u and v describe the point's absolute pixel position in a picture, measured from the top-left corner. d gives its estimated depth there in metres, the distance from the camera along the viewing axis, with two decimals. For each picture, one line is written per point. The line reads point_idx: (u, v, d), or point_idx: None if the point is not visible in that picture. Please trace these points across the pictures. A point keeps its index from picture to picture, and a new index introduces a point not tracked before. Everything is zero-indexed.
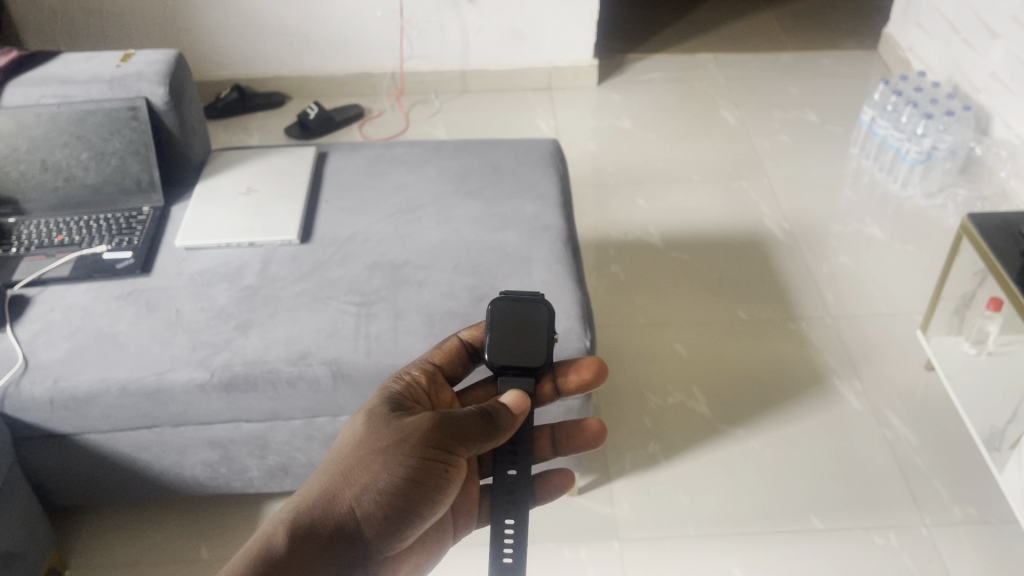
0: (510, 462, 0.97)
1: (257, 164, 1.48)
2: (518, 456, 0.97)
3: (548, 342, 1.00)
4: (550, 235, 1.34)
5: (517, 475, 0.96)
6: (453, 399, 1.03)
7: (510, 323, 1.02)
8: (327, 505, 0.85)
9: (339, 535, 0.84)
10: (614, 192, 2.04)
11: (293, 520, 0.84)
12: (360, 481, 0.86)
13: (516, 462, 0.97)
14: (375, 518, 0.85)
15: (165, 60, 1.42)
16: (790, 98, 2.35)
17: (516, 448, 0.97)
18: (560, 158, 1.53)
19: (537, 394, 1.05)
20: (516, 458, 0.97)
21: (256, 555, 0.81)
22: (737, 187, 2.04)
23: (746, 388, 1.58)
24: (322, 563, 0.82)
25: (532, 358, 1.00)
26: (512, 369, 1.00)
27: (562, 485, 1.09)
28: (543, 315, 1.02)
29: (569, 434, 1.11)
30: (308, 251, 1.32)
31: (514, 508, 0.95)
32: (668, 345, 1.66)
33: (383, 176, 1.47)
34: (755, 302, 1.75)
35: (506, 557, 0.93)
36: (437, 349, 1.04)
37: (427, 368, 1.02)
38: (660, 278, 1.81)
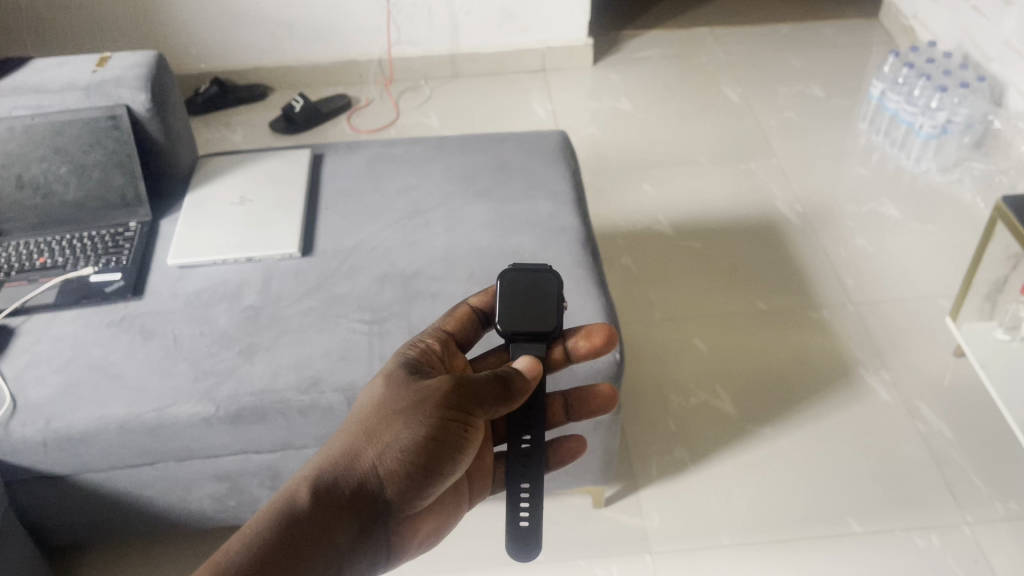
0: (523, 429, 0.95)
1: (249, 170, 1.39)
2: (532, 426, 0.95)
3: (557, 309, 0.99)
4: (567, 237, 1.26)
5: (532, 445, 0.94)
6: (467, 366, 1.01)
7: (519, 291, 1.00)
8: (349, 465, 0.84)
9: (361, 495, 0.83)
10: (619, 178, 1.96)
11: (315, 479, 0.83)
12: (381, 440, 0.85)
13: (530, 429, 0.95)
14: (396, 477, 0.84)
15: (144, 63, 1.32)
16: (793, 71, 2.27)
17: (529, 418, 0.95)
18: (570, 151, 1.44)
19: (548, 358, 1.01)
20: (530, 427, 0.95)
21: (281, 509, 0.80)
22: (746, 169, 1.97)
23: (773, 382, 1.52)
24: (345, 521, 0.82)
25: (541, 323, 0.98)
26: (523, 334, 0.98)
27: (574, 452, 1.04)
28: (551, 283, 1.01)
29: (582, 399, 1.04)
30: (312, 264, 1.24)
31: (529, 471, 0.93)
32: (688, 340, 1.60)
33: (386, 177, 1.38)
34: (773, 289, 1.68)
35: (523, 520, 0.92)
36: (451, 315, 1.01)
37: (441, 335, 0.99)
38: (673, 270, 1.73)
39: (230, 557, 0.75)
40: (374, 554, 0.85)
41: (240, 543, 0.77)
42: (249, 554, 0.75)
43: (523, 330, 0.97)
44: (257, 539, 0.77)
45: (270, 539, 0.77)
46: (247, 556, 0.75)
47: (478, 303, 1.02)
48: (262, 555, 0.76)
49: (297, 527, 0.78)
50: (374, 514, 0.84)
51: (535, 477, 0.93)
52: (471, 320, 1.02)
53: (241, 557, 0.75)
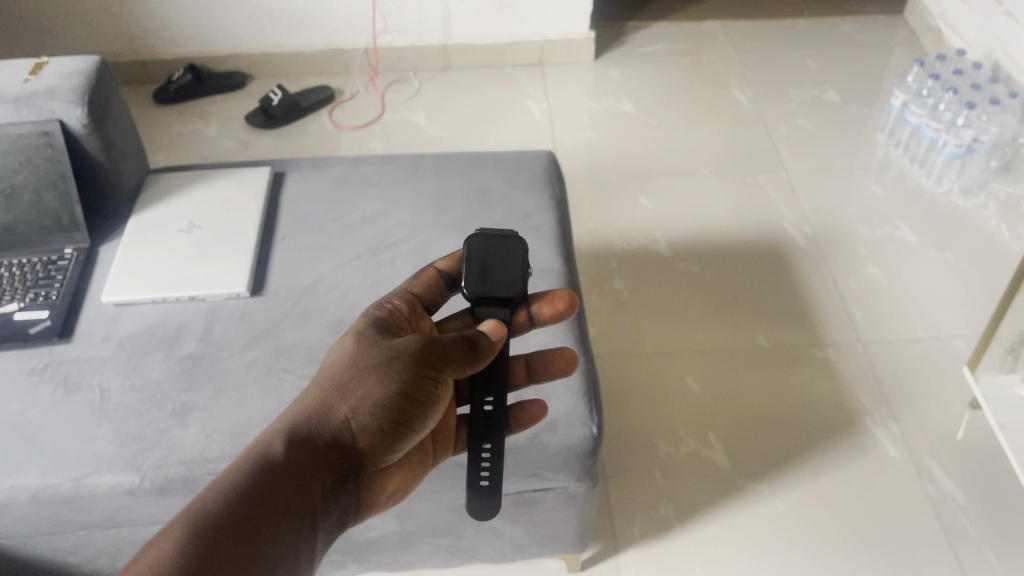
0: (485, 391, 0.90)
1: (202, 191, 1.26)
2: (494, 388, 0.90)
3: (522, 274, 0.97)
4: (546, 281, 1.14)
5: (494, 407, 0.89)
6: (433, 328, 0.99)
7: (484, 256, 0.98)
8: (322, 421, 0.84)
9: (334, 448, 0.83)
10: (615, 190, 1.82)
11: (287, 433, 0.82)
12: (353, 395, 0.84)
13: (493, 392, 0.91)
14: (369, 431, 0.83)
15: (82, 72, 1.18)
16: (808, 72, 2.11)
17: (492, 379, 0.91)
18: (556, 175, 1.31)
19: (512, 322, 0.99)
20: (493, 389, 0.90)
21: (255, 461, 0.79)
22: (753, 183, 1.83)
23: (769, 428, 1.40)
24: (319, 474, 0.81)
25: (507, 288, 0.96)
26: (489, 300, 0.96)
27: (536, 415, 0.94)
28: (518, 247, 0.98)
29: (542, 362, 0.96)
30: (261, 306, 1.12)
31: (491, 431, 0.88)
32: (679, 378, 1.47)
33: (351, 202, 1.25)
34: (775, 321, 1.56)
35: (482, 481, 0.88)
36: (418, 278, 0.99)
37: (408, 297, 0.97)
38: (667, 298, 1.60)
39: (206, 509, 0.74)
40: (348, 509, 0.84)
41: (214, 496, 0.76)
42: (225, 505, 0.75)
43: (490, 295, 0.95)
44: (230, 492, 0.76)
45: (244, 490, 0.76)
46: (221, 506, 0.75)
47: (445, 265, 1.00)
48: (237, 507, 0.75)
49: (272, 481, 0.78)
50: (347, 468, 0.83)
51: (495, 439, 0.88)
52: (437, 286, 1.00)
53: (216, 507, 0.74)
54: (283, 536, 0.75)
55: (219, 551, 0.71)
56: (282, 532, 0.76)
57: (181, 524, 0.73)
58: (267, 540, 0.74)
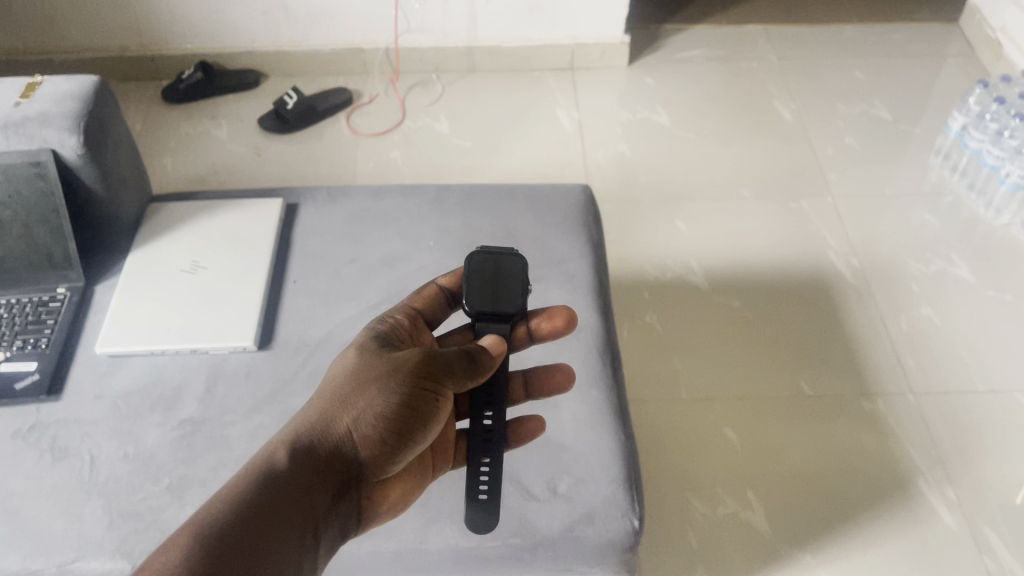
0: (485, 406, 0.86)
1: (207, 225, 1.16)
2: (493, 402, 0.87)
3: (523, 292, 0.96)
4: (581, 340, 1.04)
5: (494, 422, 0.86)
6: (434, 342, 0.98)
7: (486, 272, 0.97)
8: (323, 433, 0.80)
9: (335, 460, 0.79)
10: (649, 212, 1.71)
11: (287, 444, 0.79)
12: (355, 405, 0.81)
13: (492, 405, 0.87)
14: (371, 441, 0.80)
15: (79, 95, 1.08)
16: (856, 85, 1.98)
17: (492, 394, 0.88)
18: (592, 214, 1.20)
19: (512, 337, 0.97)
20: (492, 403, 0.87)
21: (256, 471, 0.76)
22: (796, 208, 1.71)
23: (812, 487, 1.30)
24: (320, 485, 0.77)
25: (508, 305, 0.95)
26: (490, 317, 0.95)
27: (534, 430, 0.91)
28: (519, 264, 0.97)
29: (539, 380, 0.94)
30: (268, 363, 1.02)
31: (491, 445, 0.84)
32: (716, 429, 1.37)
33: (369, 240, 1.15)
34: (819, 365, 1.45)
35: (481, 494, 0.84)
36: (419, 293, 0.98)
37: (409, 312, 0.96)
38: (704, 336, 1.50)
39: (208, 520, 0.70)
40: (348, 523, 0.80)
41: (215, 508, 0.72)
42: (228, 513, 0.71)
43: (490, 311, 0.93)
44: (232, 503, 0.72)
45: (246, 500, 0.72)
46: (223, 516, 0.71)
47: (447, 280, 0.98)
48: (239, 517, 0.71)
49: (274, 492, 0.74)
50: (348, 480, 0.80)
51: (494, 453, 0.84)
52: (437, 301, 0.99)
53: (218, 518, 0.71)
54: (286, 544, 0.71)
55: (222, 558, 0.67)
56: (286, 544, 0.72)
57: (183, 537, 0.69)
58: (270, 551, 0.70)
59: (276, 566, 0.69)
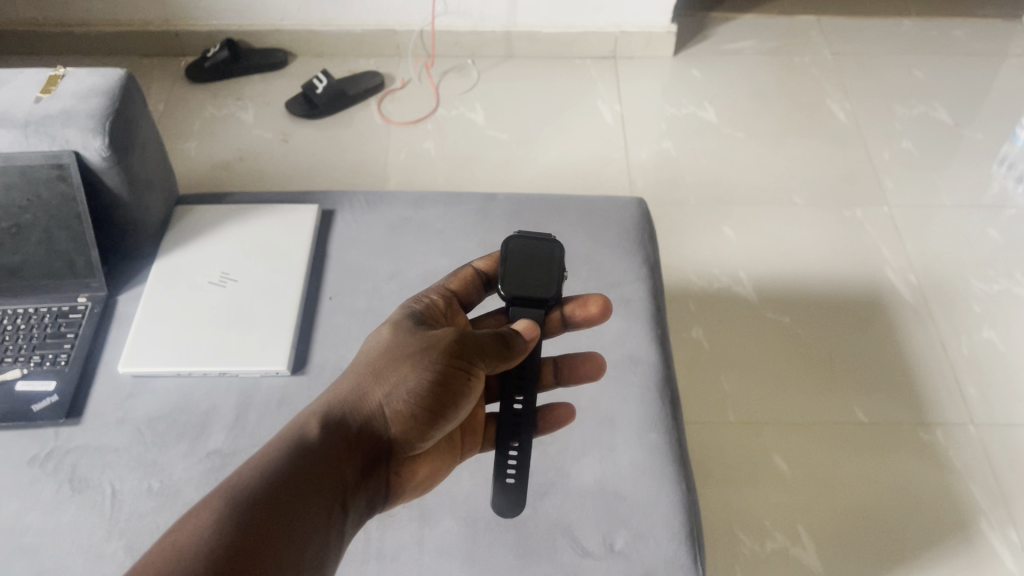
0: (516, 392, 0.85)
1: (237, 231, 1.09)
2: (524, 388, 0.86)
3: (557, 277, 0.90)
4: (638, 373, 0.96)
5: (523, 407, 0.85)
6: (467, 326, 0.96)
7: (522, 256, 0.92)
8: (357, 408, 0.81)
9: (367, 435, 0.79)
10: (695, 216, 1.63)
11: (320, 417, 0.80)
12: (387, 381, 0.81)
13: (523, 389, 0.86)
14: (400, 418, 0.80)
15: (104, 93, 1.00)
16: (914, 84, 1.88)
17: (523, 378, 0.86)
18: (648, 231, 1.12)
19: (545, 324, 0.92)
20: (522, 388, 0.86)
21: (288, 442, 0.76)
22: (850, 217, 1.63)
23: (865, 517, 1.24)
24: (350, 458, 0.78)
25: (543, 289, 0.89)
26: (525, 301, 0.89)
27: (563, 418, 0.89)
28: (557, 250, 0.92)
29: (571, 368, 0.90)
30: (302, 389, 0.95)
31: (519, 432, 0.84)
32: (766, 455, 1.31)
33: (410, 254, 1.08)
34: (874, 388, 1.38)
35: (508, 478, 0.84)
36: (455, 277, 0.94)
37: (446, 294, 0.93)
38: (752, 354, 1.43)
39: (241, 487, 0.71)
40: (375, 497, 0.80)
41: (251, 474, 0.74)
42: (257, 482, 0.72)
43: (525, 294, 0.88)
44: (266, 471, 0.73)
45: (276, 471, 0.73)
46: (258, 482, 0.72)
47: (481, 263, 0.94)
48: (271, 486, 0.72)
49: (306, 463, 0.75)
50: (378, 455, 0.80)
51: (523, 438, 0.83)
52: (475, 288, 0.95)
53: (251, 484, 0.72)
54: (315, 513, 0.72)
55: (254, 522, 0.68)
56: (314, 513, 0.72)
57: (219, 501, 0.70)
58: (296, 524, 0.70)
59: (303, 533, 0.70)
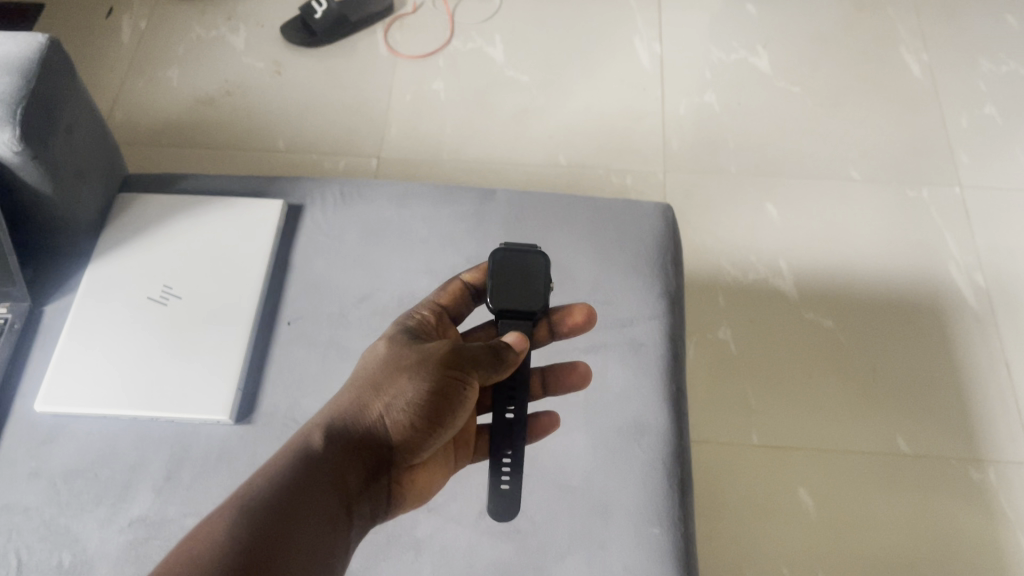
0: (505, 403, 0.75)
1: (185, 234, 0.92)
2: (515, 396, 0.75)
3: (547, 285, 0.78)
4: (643, 444, 0.81)
5: (516, 415, 0.74)
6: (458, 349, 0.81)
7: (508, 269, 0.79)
8: (352, 417, 0.68)
9: (368, 447, 0.67)
10: (735, 190, 1.43)
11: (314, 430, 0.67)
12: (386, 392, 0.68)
13: (514, 401, 0.75)
14: (401, 431, 0.68)
15: (19, 68, 0.82)
16: (1006, 32, 1.61)
17: (514, 387, 0.75)
18: (672, 250, 0.94)
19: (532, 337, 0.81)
20: (514, 398, 0.75)
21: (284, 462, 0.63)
22: (914, 199, 1.42)
23: (905, 559, 1.11)
24: (353, 471, 0.65)
25: (531, 300, 0.77)
26: (513, 314, 0.77)
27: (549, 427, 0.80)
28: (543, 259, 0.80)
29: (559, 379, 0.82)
30: (246, 443, 0.81)
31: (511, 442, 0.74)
32: (789, 487, 1.16)
33: (386, 268, 0.91)
34: (922, 412, 1.21)
35: (502, 484, 0.73)
36: (445, 288, 0.80)
37: (438, 307, 0.78)
38: (785, 365, 1.26)
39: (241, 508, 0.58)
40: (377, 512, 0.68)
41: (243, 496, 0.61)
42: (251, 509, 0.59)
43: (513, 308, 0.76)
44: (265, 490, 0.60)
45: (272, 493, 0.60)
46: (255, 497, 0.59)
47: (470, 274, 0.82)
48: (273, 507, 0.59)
49: (309, 480, 0.62)
50: (380, 468, 0.67)
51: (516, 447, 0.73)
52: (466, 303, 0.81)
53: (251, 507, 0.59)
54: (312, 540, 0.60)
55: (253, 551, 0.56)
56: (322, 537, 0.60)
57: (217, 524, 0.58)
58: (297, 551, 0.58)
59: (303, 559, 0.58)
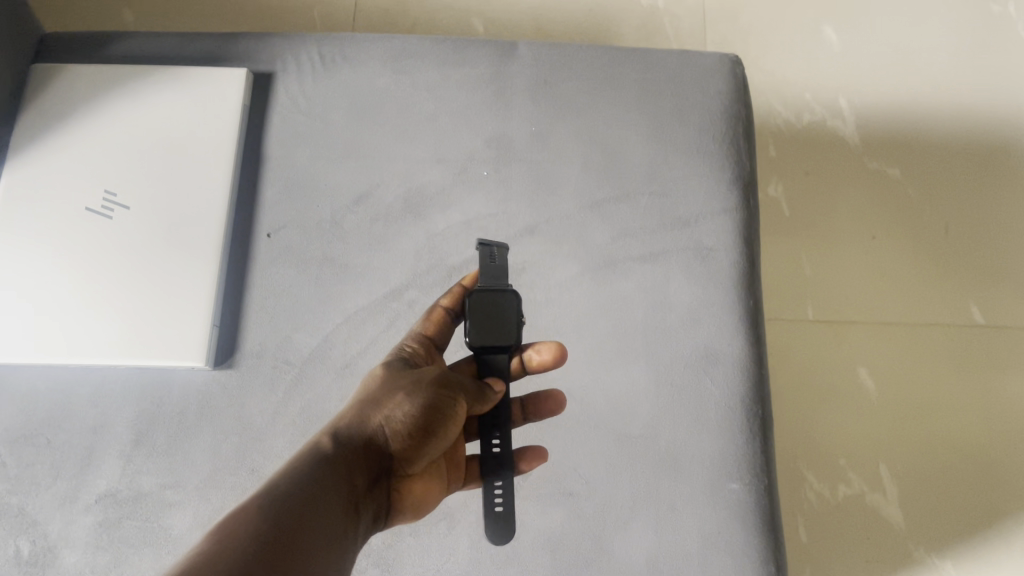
0: (490, 429, 0.61)
1: (122, 118, 0.72)
2: (500, 420, 0.61)
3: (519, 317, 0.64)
4: (716, 377, 0.66)
5: (502, 442, 0.61)
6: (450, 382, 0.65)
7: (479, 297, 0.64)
8: (344, 426, 0.56)
9: (366, 458, 0.54)
10: (787, 10, 1.20)
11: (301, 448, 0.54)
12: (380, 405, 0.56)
13: (499, 428, 0.61)
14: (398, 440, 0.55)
15: None
16: None
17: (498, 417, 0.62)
18: (744, 118, 0.75)
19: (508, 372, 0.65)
20: (500, 426, 0.61)
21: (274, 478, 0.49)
22: (999, 14, 1.20)
23: (967, 445, 0.99)
24: (353, 474, 0.53)
25: (509, 329, 0.63)
26: (490, 347, 0.63)
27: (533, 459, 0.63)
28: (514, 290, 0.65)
29: (541, 405, 0.64)
30: (232, 393, 0.66)
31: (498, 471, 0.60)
32: (847, 365, 1.03)
33: (387, 159, 0.72)
34: (997, 278, 1.06)
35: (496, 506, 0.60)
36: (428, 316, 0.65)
37: (424, 337, 0.64)
38: (845, 223, 1.09)
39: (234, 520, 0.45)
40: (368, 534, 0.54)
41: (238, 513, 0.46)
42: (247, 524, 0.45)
43: (480, 339, 0.62)
44: (259, 498, 0.47)
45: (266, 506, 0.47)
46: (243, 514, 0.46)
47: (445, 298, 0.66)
48: (275, 519, 0.46)
49: (311, 487, 0.49)
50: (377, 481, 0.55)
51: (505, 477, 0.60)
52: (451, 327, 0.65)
53: (247, 518, 0.45)
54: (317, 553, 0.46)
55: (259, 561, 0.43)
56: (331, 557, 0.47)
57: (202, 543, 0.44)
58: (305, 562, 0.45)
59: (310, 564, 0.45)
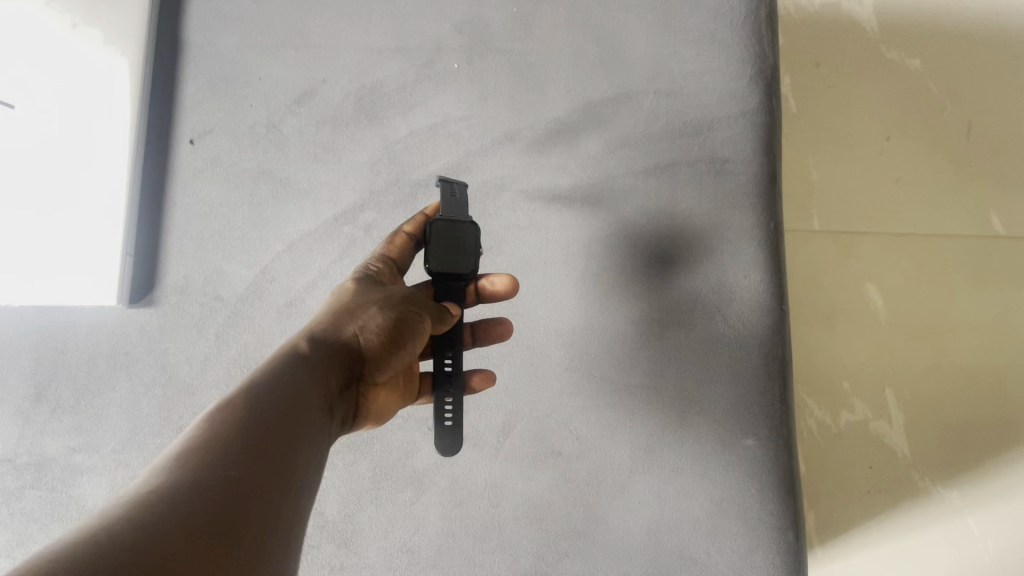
0: (444, 347, 0.52)
1: None
2: (454, 343, 0.52)
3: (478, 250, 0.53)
4: (731, 314, 0.55)
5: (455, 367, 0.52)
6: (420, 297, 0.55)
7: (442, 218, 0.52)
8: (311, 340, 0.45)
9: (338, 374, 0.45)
10: None
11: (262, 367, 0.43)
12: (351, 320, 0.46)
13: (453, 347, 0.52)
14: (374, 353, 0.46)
15: None
16: None
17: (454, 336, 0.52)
18: None
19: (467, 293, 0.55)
20: (454, 346, 0.52)
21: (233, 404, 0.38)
22: None
23: (994, 372, 0.70)
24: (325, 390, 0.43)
25: (463, 258, 0.52)
26: (448, 276, 0.52)
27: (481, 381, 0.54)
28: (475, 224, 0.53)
29: (489, 330, 0.54)
30: (152, 336, 0.55)
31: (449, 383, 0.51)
32: (853, 282, 0.73)
33: (336, 50, 0.60)
34: None
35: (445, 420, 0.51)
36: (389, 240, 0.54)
37: (386, 258, 0.53)
38: (877, 119, 0.77)
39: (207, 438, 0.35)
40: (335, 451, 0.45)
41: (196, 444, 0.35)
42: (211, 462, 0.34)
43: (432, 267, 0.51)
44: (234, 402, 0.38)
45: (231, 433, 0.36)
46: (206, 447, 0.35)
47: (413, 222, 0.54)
48: (255, 429, 0.37)
49: (287, 391, 0.40)
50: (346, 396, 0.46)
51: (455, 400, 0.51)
52: (412, 253, 0.55)
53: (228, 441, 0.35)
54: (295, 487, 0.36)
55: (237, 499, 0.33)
56: (315, 469, 0.39)
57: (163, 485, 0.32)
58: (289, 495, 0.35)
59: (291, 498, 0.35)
